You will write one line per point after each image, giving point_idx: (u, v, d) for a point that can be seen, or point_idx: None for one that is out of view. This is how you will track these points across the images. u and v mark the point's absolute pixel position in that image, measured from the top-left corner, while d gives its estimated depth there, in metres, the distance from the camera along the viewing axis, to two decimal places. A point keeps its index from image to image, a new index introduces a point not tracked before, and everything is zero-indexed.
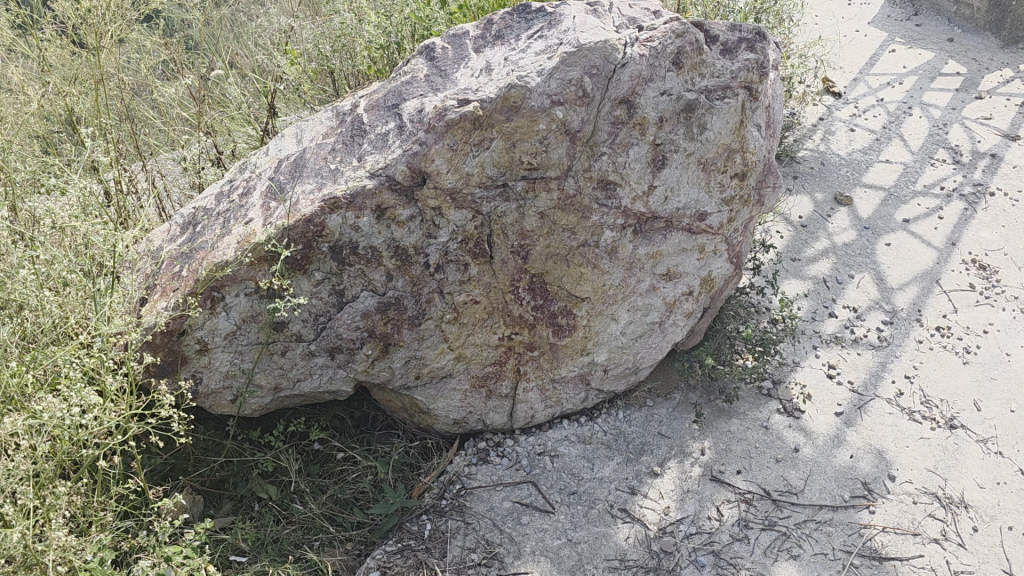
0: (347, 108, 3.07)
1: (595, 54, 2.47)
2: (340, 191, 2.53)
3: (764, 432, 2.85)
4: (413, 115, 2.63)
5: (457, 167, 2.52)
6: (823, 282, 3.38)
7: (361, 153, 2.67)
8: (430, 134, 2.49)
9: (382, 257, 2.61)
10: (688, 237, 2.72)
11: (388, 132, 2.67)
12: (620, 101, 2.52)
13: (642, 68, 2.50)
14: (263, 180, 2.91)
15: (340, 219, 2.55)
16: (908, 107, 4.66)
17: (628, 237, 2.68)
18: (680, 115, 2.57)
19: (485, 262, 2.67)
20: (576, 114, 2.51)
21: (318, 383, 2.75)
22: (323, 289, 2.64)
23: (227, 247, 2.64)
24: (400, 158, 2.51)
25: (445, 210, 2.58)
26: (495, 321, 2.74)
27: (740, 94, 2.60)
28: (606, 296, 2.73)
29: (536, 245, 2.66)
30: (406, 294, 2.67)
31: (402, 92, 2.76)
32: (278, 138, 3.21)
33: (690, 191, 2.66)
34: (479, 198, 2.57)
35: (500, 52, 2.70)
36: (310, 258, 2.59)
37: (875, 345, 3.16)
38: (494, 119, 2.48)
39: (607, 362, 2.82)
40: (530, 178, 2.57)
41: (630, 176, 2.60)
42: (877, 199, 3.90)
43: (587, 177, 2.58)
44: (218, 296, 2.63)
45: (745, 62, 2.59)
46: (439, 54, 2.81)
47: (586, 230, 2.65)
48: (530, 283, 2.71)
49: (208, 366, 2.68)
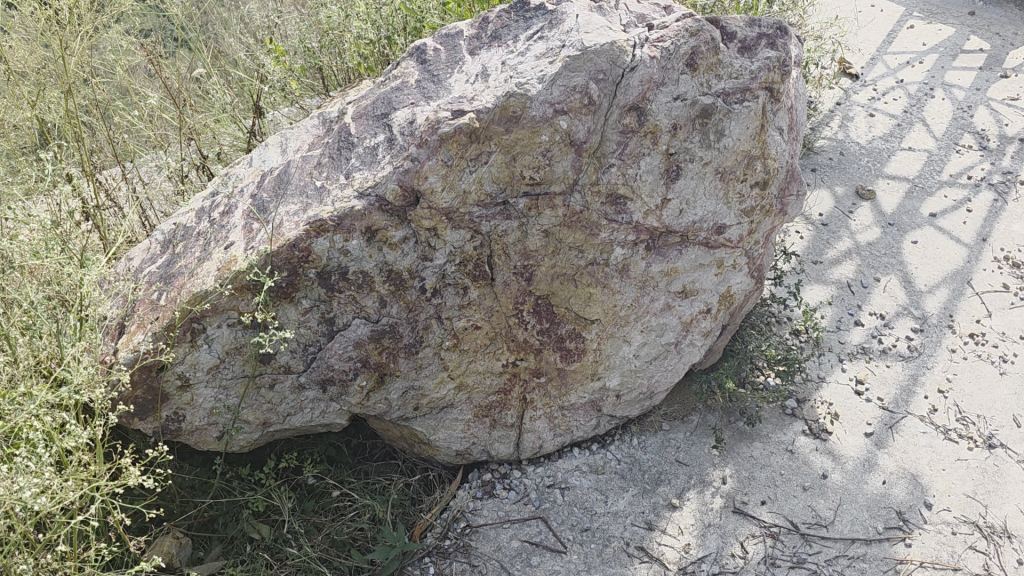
0: (335, 115, 2.86)
1: (601, 57, 2.25)
2: (326, 213, 2.31)
3: (789, 457, 2.66)
4: (404, 126, 2.41)
5: (453, 184, 2.31)
6: (847, 287, 3.18)
7: (349, 169, 2.46)
8: (422, 149, 2.28)
9: (374, 283, 2.41)
10: (705, 252, 2.51)
11: (377, 145, 2.46)
12: (629, 108, 2.30)
13: (654, 71, 2.27)
14: (245, 196, 2.70)
15: (327, 243, 2.34)
16: (929, 88, 4.42)
17: (640, 254, 2.47)
18: (695, 121, 2.35)
19: (486, 285, 2.46)
20: (581, 123, 2.29)
21: (310, 417, 2.57)
22: (312, 318, 2.44)
23: (206, 275, 2.44)
24: (391, 176, 2.30)
25: (441, 230, 2.37)
26: (498, 347, 2.54)
27: (761, 96, 2.38)
28: (617, 317, 2.53)
29: (540, 265, 2.45)
30: (401, 321, 2.47)
31: (391, 101, 2.54)
32: (262, 147, 3.00)
33: (706, 204, 2.44)
34: (477, 217, 2.36)
35: (497, 55, 2.47)
36: (296, 285, 2.38)
37: (905, 356, 2.96)
38: (492, 131, 2.27)
39: (619, 387, 2.62)
40: (532, 194, 2.36)
41: (642, 189, 2.38)
42: (901, 192, 3.68)
43: (595, 191, 2.37)
44: (199, 327, 2.42)
45: (766, 60, 2.36)
46: (432, 56, 2.59)
47: (594, 248, 2.44)
48: (535, 305, 2.51)
49: (191, 402, 2.50)
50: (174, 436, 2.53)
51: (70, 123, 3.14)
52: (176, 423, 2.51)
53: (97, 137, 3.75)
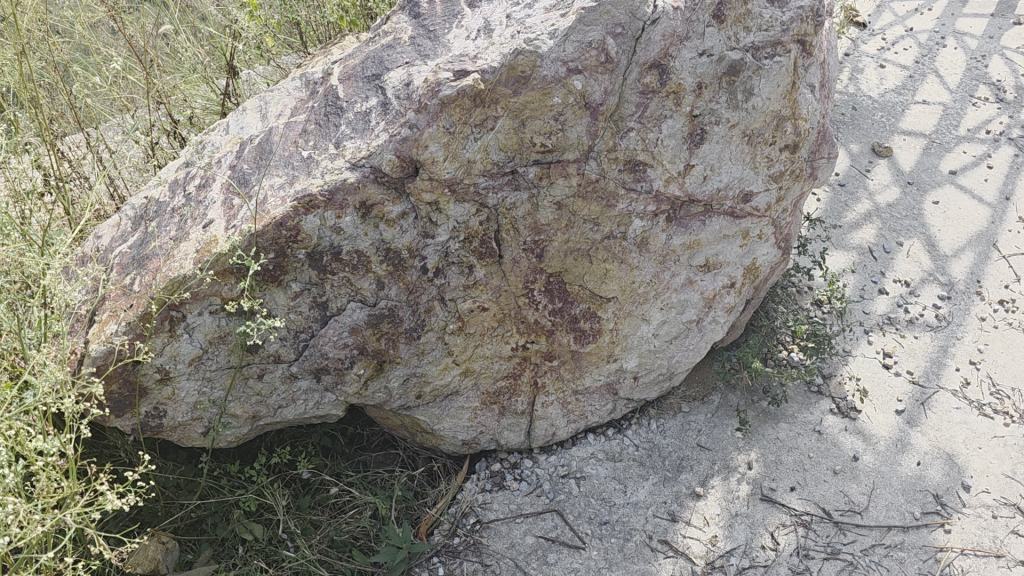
0: (319, 76, 2.61)
1: (620, 9, 2.02)
2: (315, 188, 2.10)
3: (817, 438, 2.49)
4: (399, 89, 2.18)
5: (456, 154, 2.09)
6: (869, 252, 3.00)
7: (338, 137, 2.22)
8: (421, 115, 2.06)
9: (371, 263, 2.19)
10: (730, 222, 2.31)
11: (369, 110, 2.22)
12: (650, 65, 2.08)
13: (677, 23, 2.05)
14: (223, 168, 2.46)
15: (317, 221, 2.12)
16: (940, 37, 4.21)
17: (661, 226, 2.26)
18: (722, 79, 2.13)
19: (493, 263, 2.25)
20: (597, 83, 2.06)
21: (303, 409, 2.37)
22: (303, 302, 2.22)
23: (184, 257, 2.21)
24: (387, 146, 2.08)
25: (443, 204, 2.15)
26: (506, 329, 2.34)
27: (793, 50, 2.16)
28: (635, 294, 2.33)
29: (552, 240, 2.24)
30: (401, 303, 2.26)
31: (383, 61, 2.30)
32: (239, 111, 2.76)
33: (732, 169, 2.23)
34: (483, 189, 2.15)
35: (501, 7, 2.23)
36: (284, 267, 2.17)
37: (933, 326, 2.79)
38: (498, 93, 2.05)
39: (637, 368, 2.44)
40: (543, 163, 2.14)
41: (663, 155, 2.17)
42: (918, 148, 3.49)
43: (612, 158, 2.16)
44: (179, 315, 2.21)
45: (799, 11, 2.14)
46: (426, 10, 2.34)
47: (611, 220, 2.23)
48: (547, 284, 2.30)
49: (173, 397, 2.28)
50: (155, 432, 2.33)
51: (26, 88, 2.87)
52: (157, 419, 2.30)
53: (57, 101, 3.47)
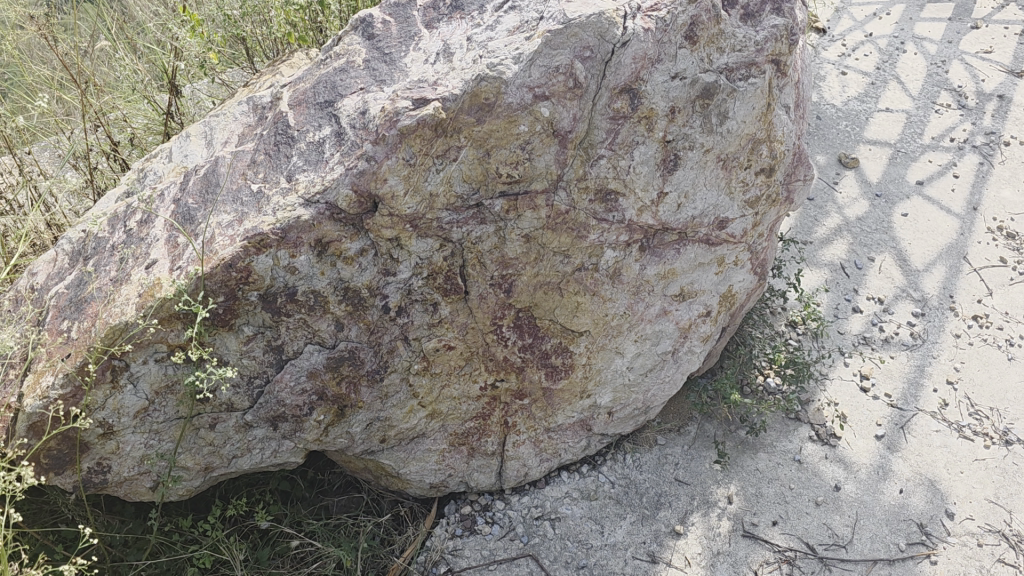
0: (268, 100, 2.47)
1: (587, 31, 1.91)
2: (267, 226, 1.97)
3: (797, 468, 2.41)
4: (354, 118, 2.05)
5: (417, 187, 1.97)
6: (841, 269, 2.93)
7: (290, 169, 2.09)
8: (379, 146, 1.94)
9: (329, 303, 2.07)
10: (705, 250, 2.21)
11: (323, 140, 2.09)
12: (620, 89, 1.97)
13: (648, 46, 1.94)
14: (167, 202, 2.31)
15: (270, 261, 1.99)
16: (900, 43, 4.18)
17: (634, 255, 2.16)
18: (696, 102, 2.03)
19: (459, 300, 2.13)
20: (565, 109, 1.96)
21: (259, 459, 2.22)
22: (256, 346, 2.09)
23: (126, 301, 2.06)
24: (344, 180, 1.95)
25: (405, 240, 2.03)
26: (474, 368, 2.22)
27: (768, 71, 2.07)
28: (608, 327, 2.22)
29: (521, 274, 2.12)
30: (362, 345, 2.13)
31: (337, 86, 2.17)
32: (183, 137, 2.61)
33: (707, 195, 2.14)
34: (446, 223, 2.02)
35: (460, 29, 2.11)
36: (235, 310, 2.04)
37: (909, 345, 2.73)
38: (461, 122, 1.93)
39: (612, 404, 2.33)
40: (510, 194, 2.02)
41: (636, 183, 2.06)
42: (884, 158, 3.44)
43: (582, 188, 2.05)
44: (121, 364, 2.04)
45: (773, 29, 2.04)
46: (380, 30, 2.22)
47: (582, 251, 2.12)
48: (516, 319, 2.18)
49: (117, 452, 2.12)
50: (99, 489, 2.16)
51: None
52: (101, 475, 2.13)
53: None
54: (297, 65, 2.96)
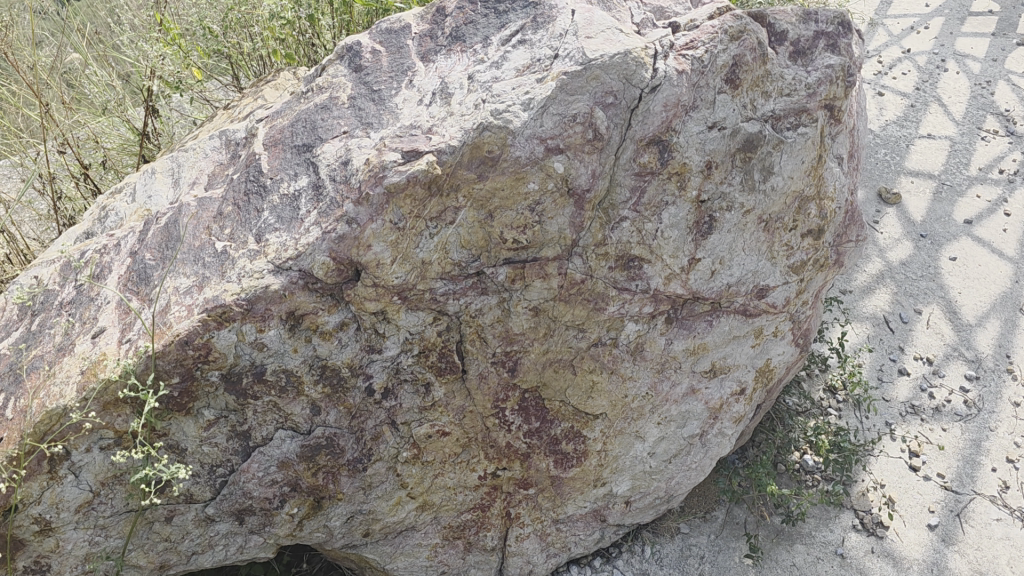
0: (241, 135, 2.17)
1: (611, 74, 1.62)
2: (230, 297, 1.70)
3: (839, 563, 2.08)
4: (334, 168, 1.75)
5: (407, 255, 1.68)
6: (885, 323, 2.62)
7: (260, 226, 1.79)
8: (362, 206, 1.65)
9: (303, 384, 1.78)
10: (741, 321, 1.90)
11: (298, 192, 1.79)
12: (648, 141, 1.67)
13: (682, 91, 1.64)
14: (123, 254, 2.02)
15: (233, 336, 1.72)
16: (940, 60, 3.86)
17: (659, 329, 1.86)
18: (736, 156, 1.72)
19: (454, 380, 1.82)
20: (582, 165, 1.66)
21: (223, 555, 1.93)
22: (219, 433, 1.80)
23: (66, 378, 1.76)
24: (320, 245, 1.67)
25: (392, 314, 1.73)
26: (472, 455, 1.92)
27: (820, 119, 1.77)
28: (627, 410, 1.92)
29: (527, 352, 1.82)
30: (342, 431, 1.83)
31: (317, 128, 1.88)
32: (148, 173, 2.33)
33: (746, 260, 1.83)
34: (442, 294, 1.73)
35: (460, 64, 1.79)
36: (193, 392, 1.76)
37: (962, 415, 2.41)
38: (459, 178, 1.65)
39: (630, 493, 2.03)
40: (517, 261, 1.73)
41: (664, 248, 1.76)
42: (928, 193, 3.13)
43: (600, 254, 1.75)
44: (61, 452, 1.75)
45: (826, 70, 1.75)
46: (369, 61, 1.94)
47: (599, 325, 1.82)
48: (521, 400, 1.87)
49: (56, 550, 1.82)
50: None
51: None
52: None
53: None
54: (280, 90, 2.65)
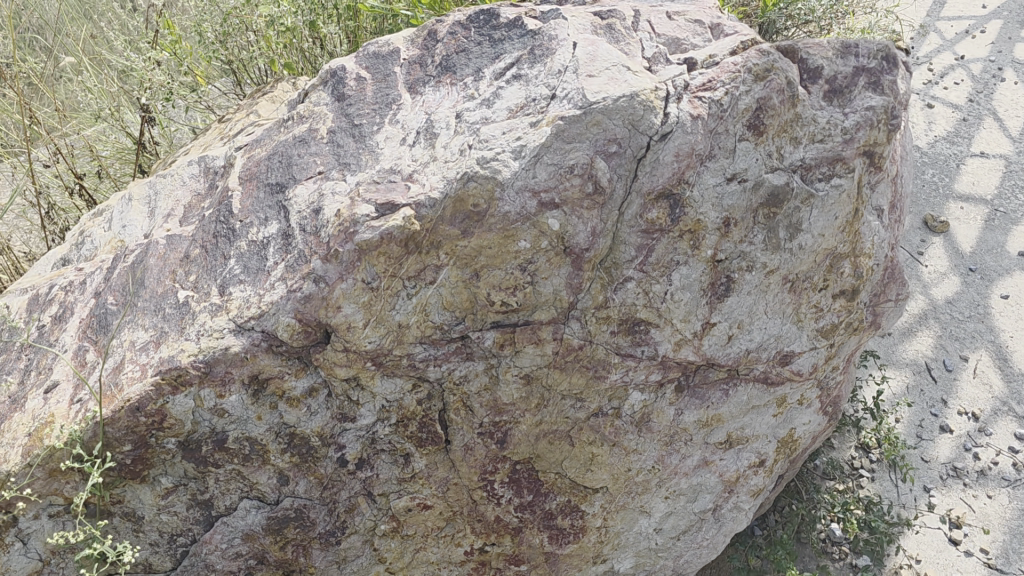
0: (221, 162, 2.00)
1: (614, 119, 1.41)
2: (185, 359, 1.53)
3: None
4: (304, 216, 1.56)
5: (381, 317, 1.50)
6: (926, 372, 2.38)
7: (225, 276, 1.62)
8: (331, 264, 1.47)
9: (269, 453, 1.61)
10: (762, 391, 1.69)
11: (267, 240, 1.61)
12: (657, 195, 1.46)
13: (697, 139, 1.43)
14: (88, 293, 1.86)
15: (190, 402, 1.55)
16: (996, 68, 3.56)
17: (667, 398, 1.65)
18: (759, 211, 1.50)
19: (437, 451, 1.64)
20: (581, 221, 1.46)
21: None
22: (178, 501, 1.64)
23: (13, 439, 1.61)
24: (285, 304, 1.49)
25: (366, 380, 1.55)
26: (457, 529, 1.74)
27: (858, 168, 1.54)
28: (631, 484, 1.72)
29: (518, 423, 1.62)
30: (312, 502, 1.66)
31: (292, 165, 1.69)
32: (125, 197, 2.16)
33: (768, 325, 1.62)
34: (421, 360, 1.54)
35: (449, 98, 1.58)
36: (148, 460, 1.59)
37: (1012, 480, 2.16)
38: (441, 234, 1.46)
39: (633, 570, 1.84)
40: (506, 325, 1.53)
41: (674, 312, 1.56)
42: (979, 221, 2.86)
43: (601, 318, 1.55)
44: (5, 520, 1.60)
45: (867, 112, 1.52)
46: (353, 90, 1.73)
47: (600, 394, 1.62)
48: (511, 473, 1.68)
49: None
50: None
51: None
52: None
53: None
54: (277, 104, 2.45)
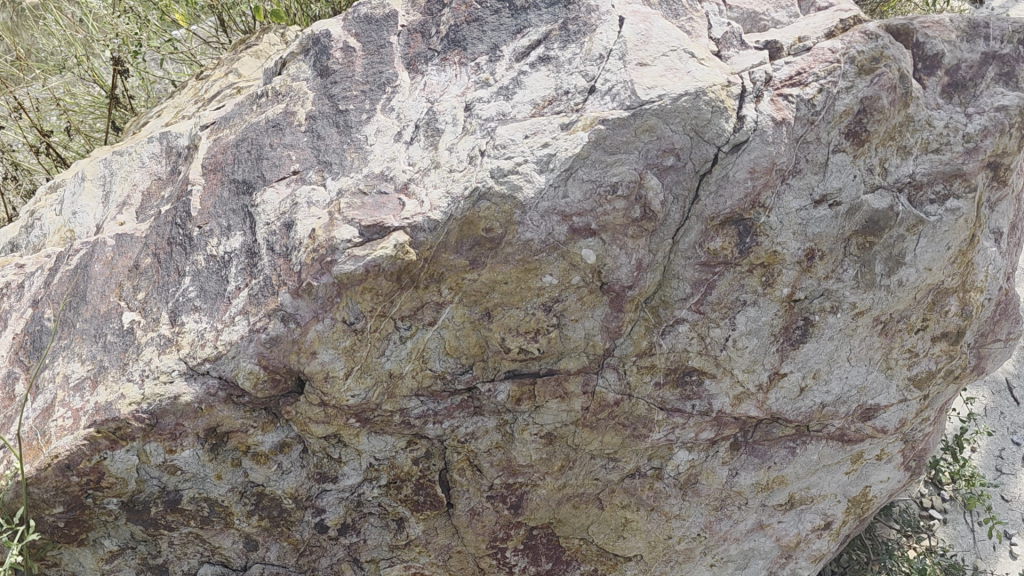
0: (185, 142, 1.65)
1: (673, 124, 1.08)
2: (125, 410, 1.23)
3: None
4: (273, 230, 1.24)
5: (368, 366, 1.19)
6: (1008, 390, 2.05)
7: (177, 299, 1.30)
8: (304, 300, 1.15)
9: (232, 516, 1.32)
10: (836, 448, 1.38)
11: (229, 257, 1.29)
12: (723, 221, 1.13)
13: (781, 150, 1.09)
14: (26, 299, 1.55)
15: (133, 458, 1.26)
16: None
17: (720, 457, 1.35)
18: (852, 240, 1.17)
19: (437, 516, 1.35)
20: (624, 252, 1.13)
21: None
22: (125, 565, 1.36)
23: None
24: (246, 347, 1.19)
25: (349, 436, 1.25)
26: None
27: (980, 185, 1.20)
28: (670, 552, 1.43)
29: (538, 486, 1.33)
30: (287, 569, 1.39)
31: (261, 159, 1.35)
32: (78, 175, 1.81)
33: (851, 373, 1.30)
34: (418, 416, 1.24)
35: (457, 83, 1.24)
36: (86, 522, 1.31)
37: None
38: (443, 265, 1.14)
39: None
40: (524, 376, 1.22)
41: (736, 361, 1.24)
42: None
43: (644, 367, 1.24)
44: None
45: (997, 114, 1.18)
46: (338, 63, 1.38)
47: (638, 454, 1.32)
48: (527, 539, 1.39)
49: None
50: None
51: None
52: None
53: None
54: (262, 61, 2.06)
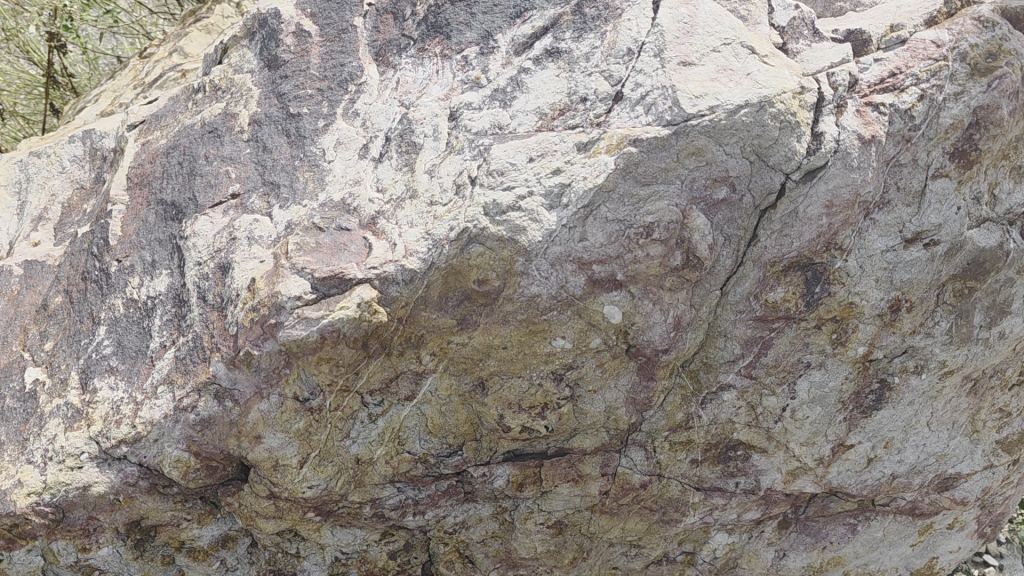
0: (111, 144, 1.34)
1: (730, 144, 0.82)
2: (22, 503, 0.94)
3: None
4: (204, 273, 0.96)
5: (328, 452, 0.93)
6: None
7: (89, 356, 1.00)
8: (246, 370, 0.89)
9: None
10: (905, 523, 1.13)
11: (155, 304, 0.99)
12: (786, 267, 0.87)
13: (868, 177, 0.84)
14: None
15: (37, 558, 1.00)
16: None
17: (766, 539, 1.10)
18: (947, 286, 0.92)
19: None
20: (659, 309, 0.87)
21: None
22: None
23: None
24: (171, 429, 0.92)
25: (308, 531, 1.00)
26: None
27: None
28: None
29: None
30: None
31: (193, 176, 1.05)
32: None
33: (932, 439, 1.04)
34: (393, 506, 0.99)
35: (441, 81, 0.96)
36: None
37: None
38: (423, 327, 0.87)
39: None
40: (527, 457, 0.98)
41: (794, 434, 0.98)
42: None
43: (679, 442, 0.99)
44: None
45: None
46: (290, 52, 1.08)
47: (666, 539, 1.07)
48: None
49: None
50: None
51: None
52: None
53: None
54: (214, 36, 1.71)
